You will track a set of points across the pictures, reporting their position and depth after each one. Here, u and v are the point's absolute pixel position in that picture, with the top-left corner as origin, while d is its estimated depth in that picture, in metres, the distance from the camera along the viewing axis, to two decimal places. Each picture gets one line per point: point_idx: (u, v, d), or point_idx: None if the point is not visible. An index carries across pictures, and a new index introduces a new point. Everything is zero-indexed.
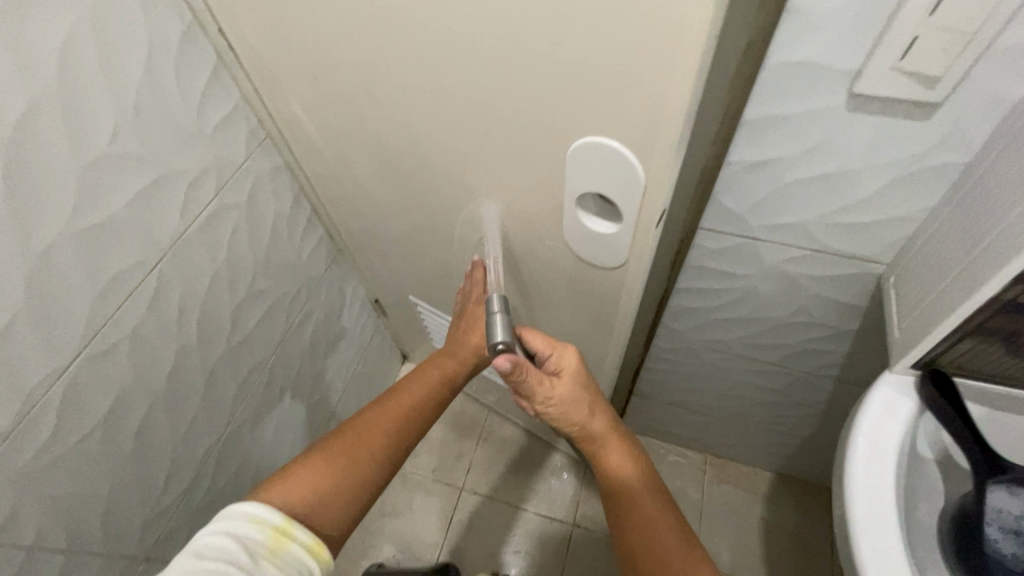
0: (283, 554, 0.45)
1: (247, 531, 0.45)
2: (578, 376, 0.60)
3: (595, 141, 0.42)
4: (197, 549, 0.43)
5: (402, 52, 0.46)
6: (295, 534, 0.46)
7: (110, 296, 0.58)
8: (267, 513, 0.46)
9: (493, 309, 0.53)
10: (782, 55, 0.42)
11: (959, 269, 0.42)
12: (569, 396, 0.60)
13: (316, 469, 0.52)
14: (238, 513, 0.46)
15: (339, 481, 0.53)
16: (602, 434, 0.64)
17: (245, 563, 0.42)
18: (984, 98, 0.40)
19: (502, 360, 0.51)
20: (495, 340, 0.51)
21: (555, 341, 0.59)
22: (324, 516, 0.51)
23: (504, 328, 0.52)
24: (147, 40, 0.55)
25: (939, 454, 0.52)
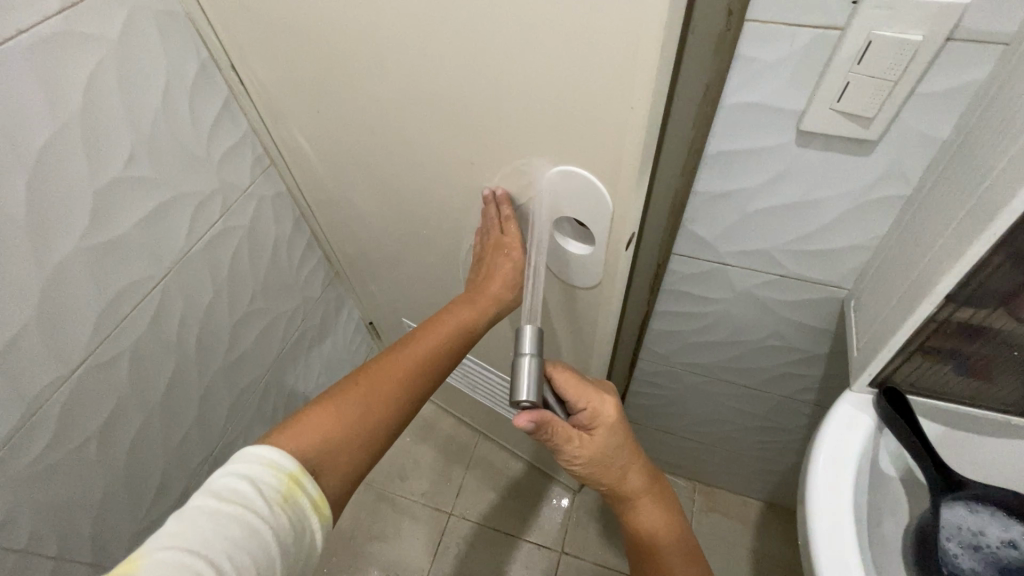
0: (294, 503, 0.44)
1: (262, 477, 0.43)
2: (611, 426, 0.58)
3: (567, 170, 0.47)
4: (214, 490, 0.42)
5: (395, 90, 0.51)
6: (305, 485, 0.45)
7: (117, 308, 0.61)
8: (282, 460, 0.45)
9: (524, 350, 0.46)
10: (735, 97, 0.47)
11: (903, 290, 0.46)
12: (598, 449, 0.58)
13: (326, 416, 0.50)
14: (254, 457, 0.44)
15: (349, 429, 0.51)
16: (635, 483, 0.63)
17: (260, 509, 0.42)
18: (916, 137, 0.44)
19: (523, 419, 0.48)
20: (518, 400, 0.46)
21: (591, 391, 0.57)
22: (334, 467, 0.49)
23: (531, 385, 0.46)
24: (166, 76, 0.60)
25: (901, 471, 0.52)
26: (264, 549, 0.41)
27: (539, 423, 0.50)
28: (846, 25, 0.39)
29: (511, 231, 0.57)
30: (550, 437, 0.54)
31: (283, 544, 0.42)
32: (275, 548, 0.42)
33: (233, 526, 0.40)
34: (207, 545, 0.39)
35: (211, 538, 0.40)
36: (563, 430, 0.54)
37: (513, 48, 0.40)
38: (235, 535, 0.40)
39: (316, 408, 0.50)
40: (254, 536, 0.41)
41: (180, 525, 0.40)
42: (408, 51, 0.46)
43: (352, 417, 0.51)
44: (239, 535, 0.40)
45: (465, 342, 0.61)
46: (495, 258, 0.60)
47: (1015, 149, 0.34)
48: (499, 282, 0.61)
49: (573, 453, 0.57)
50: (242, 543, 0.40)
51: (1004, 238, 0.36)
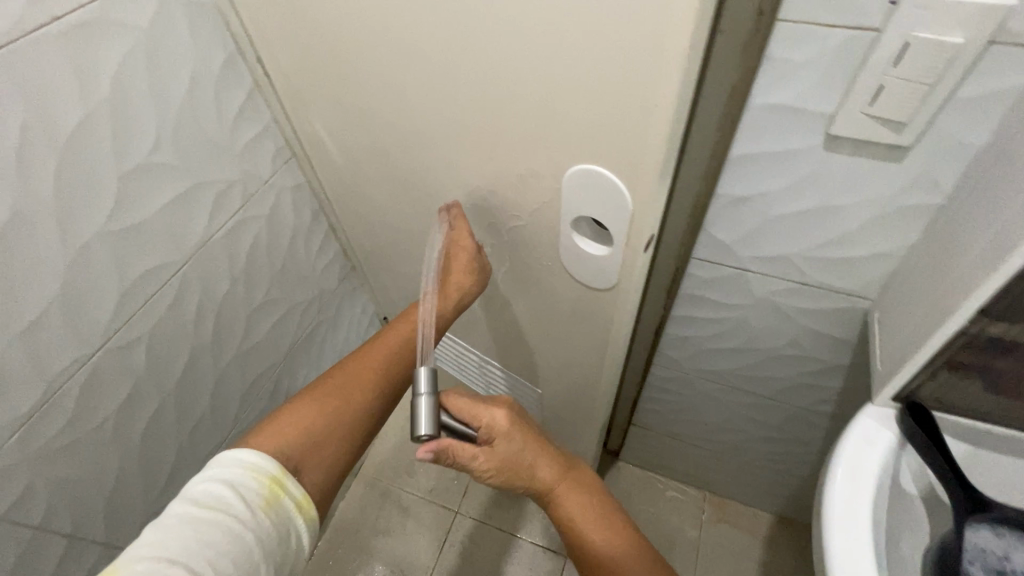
0: (277, 504, 0.47)
1: (243, 481, 0.47)
2: (511, 431, 0.59)
3: (587, 169, 0.46)
4: (194, 497, 0.44)
5: (417, 85, 0.51)
6: (287, 486, 0.49)
7: (136, 292, 0.62)
8: (262, 463, 0.48)
9: (419, 391, 0.51)
10: (762, 98, 0.46)
11: (933, 302, 0.44)
12: (508, 458, 0.59)
13: (306, 412, 0.57)
14: (232, 462, 0.48)
15: (329, 422, 0.57)
16: (553, 482, 0.63)
17: (242, 512, 0.44)
18: (952, 143, 0.43)
19: (423, 451, 0.52)
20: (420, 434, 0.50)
21: (478, 403, 0.58)
22: (317, 461, 0.54)
23: (429, 419, 0.51)
24: (192, 65, 0.61)
25: (924, 491, 0.50)
26: (248, 553, 0.43)
27: (441, 451, 0.52)
28: (883, 26, 0.38)
29: (462, 229, 0.62)
30: (454, 460, 0.55)
31: (268, 546, 0.45)
32: (260, 550, 0.44)
33: (215, 532, 0.43)
34: (188, 553, 0.41)
35: (192, 545, 0.41)
36: (463, 450, 0.55)
37: (536, 43, 0.40)
38: (218, 540, 0.42)
39: (296, 406, 0.57)
40: (238, 540, 0.43)
41: (158, 536, 0.42)
42: (431, 46, 0.46)
43: (330, 410, 0.58)
44: (222, 541, 0.42)
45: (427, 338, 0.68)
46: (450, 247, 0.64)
47: None
48: (457, 271, 0.64)
49: (483, 470, 0.58)
50: (225, 547, 0.42)
51: None
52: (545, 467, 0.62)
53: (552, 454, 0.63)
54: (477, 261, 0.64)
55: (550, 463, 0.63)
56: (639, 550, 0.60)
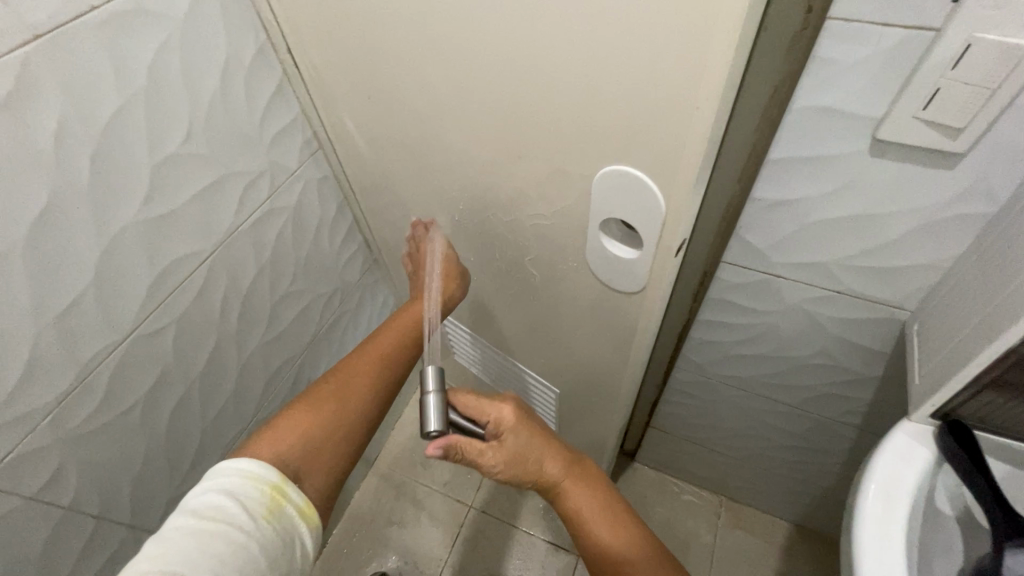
0: (279, 511, 0.48)
1: (243, 491, 0.47)
2: (518, 428, 0.59)
3: (620, 170, 0.45)
4: (194, 509, 0.45)
5: (448, 80, 0.50)
6: (289, 494, 0.49)
7: (166, 280, 0.63)
8: (262, 471, 0.49)
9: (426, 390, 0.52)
10: (806, 100, 0.44)
11: (981, 317, 0.42)
12: (516, 454, 0.59)
13: (305, 417, 0.57)
14: (231, 471, 0.48)
15: (326, 428, 0.58)
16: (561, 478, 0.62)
17: (245, 521, 0.45)
18: (1009, 152, 0.41)
19: (432, 448, 0.53)
20: (427, 430, 0.52)
21: (483, 399, 0.59)
22: (317, 467, 0.55)
23: (437, 416, 0.52)
24: (225, 56, 0.61)
25: (959, 512, 0.48)
26: (252, 561, 0.44)
27: (448, 448, 0.54)
28: (943, 27, 0.36)
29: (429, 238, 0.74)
30: (461, 455, 0.56)
31: (272, 553, 0.45)
32: (264, 558, 0.44)
33: (217, 541, 0.43)
34: (192, 564, 0.41)
35: (197, 555, 0.42)
36: (470, 445, 0.55)
37: (573, 40, 0.39)
38: (220, 550, 0.43)
39: (294, 411, 0.57)
40: (241, 549, 0.43)
41: (159, 549, 0.42)
42: (464, 41, 0.45)
43: (327, 415, 0.58)
44: (225, 550, 0.43)
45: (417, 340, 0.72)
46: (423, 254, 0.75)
47: None
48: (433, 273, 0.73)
49: (491, 466, 0.58)
50: (229, 556, 0.43)
51: None
52: (554, 464, 0.61)
53: (559, 448, 0.62)
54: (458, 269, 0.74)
55: (557, 458, 0.61)
56: (651, 555, 0.57)
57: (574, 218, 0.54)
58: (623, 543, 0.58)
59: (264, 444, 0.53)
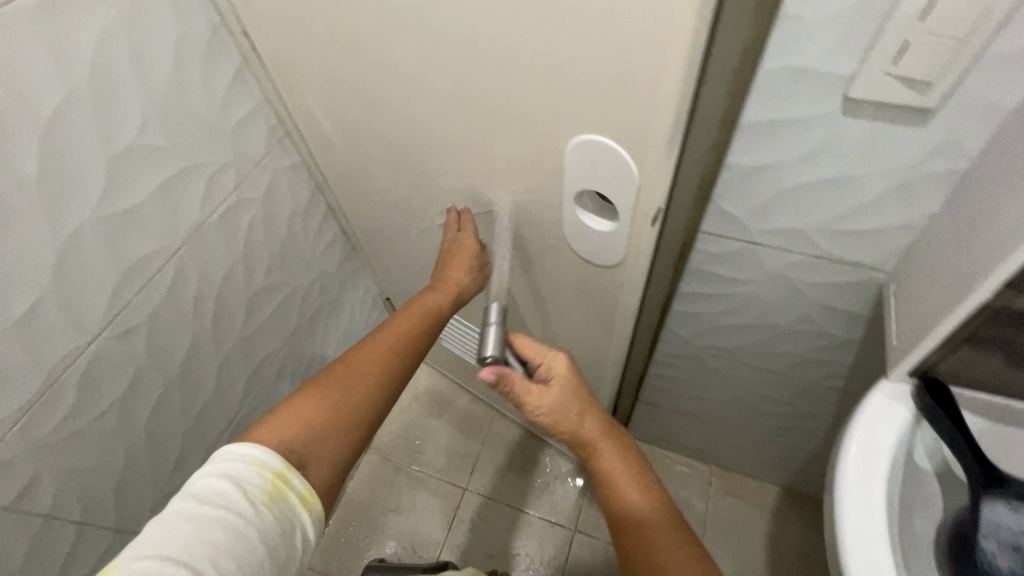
0: (281, 500, 0.45)
1: (245, 476, 0.45)
2: (571, 384, 0.58)
3: (591, 140, 0.44)
4: (195, 493, 0.43)
5: (410, 53, 0.48)
6: (292, 481, 0.46)
7: (132, 279, 0.61)
8: (266, 457, 0.46)
9: (490, 323, 0.53)
10: (776, 61, 0.43)
11: (955, 273, 0.42)
12: (558, 404, 0.57)
13: (313, 401, 0.52)
14: (235, 456, 0.45)
15: (334, 414, 0.53)
16: (595, 438, 0.61)
17: (244, 509, 0.43)
18: (980, 104, 0.40)
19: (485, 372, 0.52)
20: (484, 353, 0.53)
21: (544, 347, 0.58)
22: (324, 454, 0.51)
23: (497, 341, 0.53)
24: (175, 40, 0.58)
25: (938, 467, 0.49)
26: (250, 551, 0.42)
27: (502, 377, 0.53)
28: None
29: (470, 230, 0.64)
30: (510, 390, 0.55)
31: (271, 543, 0.43)
32: (263, 548, 0.43)
33: (216, 529, 0.41)
34: (189, 551, 0.40)
35: (193, 543, 0.40)
36: (522, 384, 0.55)
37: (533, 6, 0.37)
38: (219, 538, 0.41)
39: (301, 396, 0.53)
40: (239, 538, 0.41)
41: (158, 532, 0.41)
42: (423, 12, 0.43)
43: (337, 399, 0.54)
44: (223, 539, 0.41)
45: (435, 330, 0.64)
46: (454, 243, 0.65)
47: None
48: (460, 266, 0.64)
49: (532, 409, 0.57)
50: (226, 545, 0.41)
51: None
52: (593, 425, 0.60)
53: (598, 410, 0.61)
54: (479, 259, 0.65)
55: (595, 419, 0.60)
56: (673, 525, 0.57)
57: (550, 193, 0.53)
58: (650, 510, 0.57)
59: (271, 429, 0.49)
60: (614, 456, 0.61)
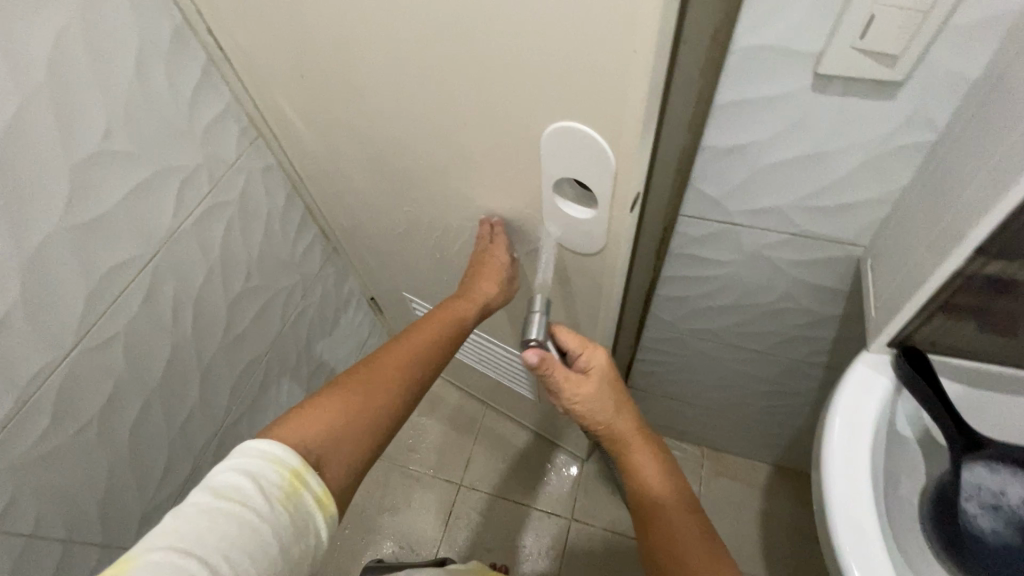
0: (296, 500, 0.44)
1: (263, 472, 0.43)
2: (608, 379, 0.58)
3: (564, 126, 0.43)
4: (213, 487, 0.42)
5: (379, 46, 0.47)
6: (308, 481, 0.45)
7: (106, 289, 0.60)
8: (285, 455, 0.45)
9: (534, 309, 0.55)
10: (745, 41, 0.43)
11: (928, 244, 0.43)
12: (594, 395, 0.57)
13: (336, 401, 0.52)
14: (255, 452, 0.44)
15: (351, 418, 0.52)
16: (627, 435, 0.60)
17: (260, 505, 0.41)
18: (945, 76, 0.41)
19: (529, 353, 0.52)
20: (528, 336, 0.54)
21: (587, 340, 0.57)
22: (339, 455, 0.50)
23: (540, 327, 0.55)
24: (137, 42, 0.57)
25: (919, 433, 0.50)
26: (263, 548, 0.40)
27: (543, 360, 0.53)
28: None
29: (501, 243, 0.62)
30: (549, 378, 0.55)
31: (283, 544, 0.42)
32: (275, 547, 0.41)
33: (231, 524, 0.40)
34: (203, 545, 0.38)
35: (208, 537, 0.39)
36: (561, 372, 0.55)
37: None
38: (232, 534, 0.40)
39: (319, 398, 0.52)
40: (253, 534, 0.40)
41: (175, 522, 0.40)
42: (389, 2, 0.42)
43: (360, 402, 0.53)
44: (237, 534, 0.40)
45: (460, 337, 0.64)
46: (484, 255, 0.63)
47: None
48: (489, 278, 0.64)
49: (567, 398, 0.57)
50: (241, 542, 0.40)
51: None
52: (626, 421, 0.60)
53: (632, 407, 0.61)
54: (507, 271, 0.64)
55: (628, 414, 0.60)
56: (696, 512, 0.57)
57: (529, 184, 0.52)
58: (678, 506, 0.57)
59: (287, 431, 0.48)
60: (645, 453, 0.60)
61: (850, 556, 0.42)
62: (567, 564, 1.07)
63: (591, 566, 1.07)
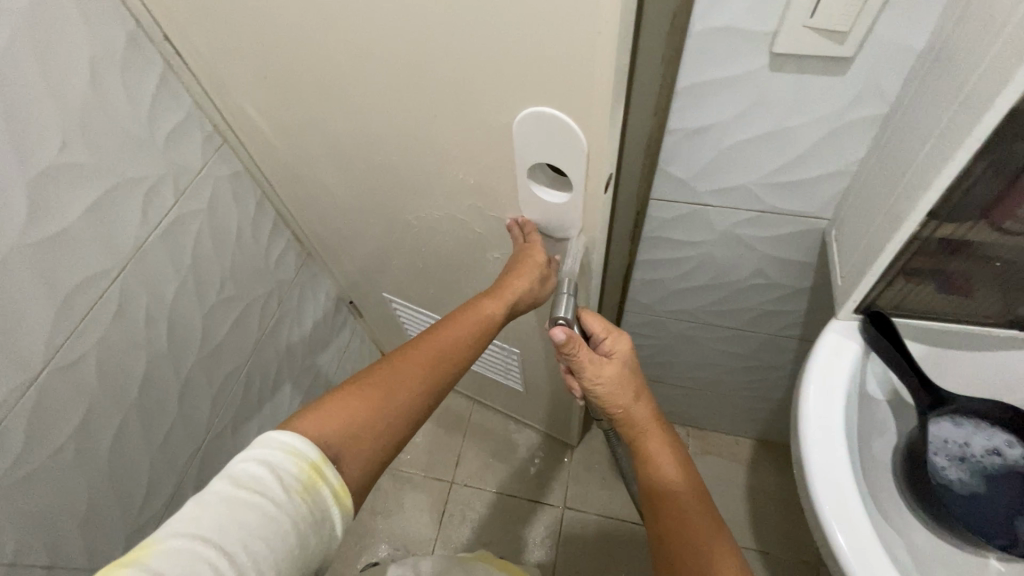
0: (315, 493, 0.42)
1: (281, 463, 0.42)
2: (628, 364, 0.59)
3: (534, 111, 0.44)
4: (233, 476, 0.40)
5: (343, 44, 0.47)
6: (327, 474, 0.43)
7: (74, 306, 0.58)
8: (305, 447, 0.43)
9: (562, 289, 0.56)
10: (704, 22, 0.45)
11: (887, 210, 0.45)
12: (615, 378, 0.58)
13: (353, 400, 0.49)
14: (275, 443, 0.43)
15: (372, 417, 0.49)
16: (644, 422, 0.60)
17: (278, 496, 0.40)
18: (892, 49, 0.43)
19: (558, 330, 0.53)
20: (557, 313, 0.55)
21: (612, 325, 0.58)
22: (359, 446, 0.47)
23: (569, 304, 0.55)
24: (89, 50, 0.55)
25: (889, 395, 0.53)
26: (281, 539, 0.39)
27: (570, 337, 0.53)
28: None
29: (537, 245, 0.57)
30: (572, 358, 0.55)
31: (300, 536, 0.40)
32: (292, 540, 0.40)
33: (249, 514, 0.39)
34: (220, 532, 0.37)
35: (226, 527, 0.38)
36: (586, 352, 0.56)
37: None
38: (250, 524, 0.38)
39: (339, 394, 0.49)
40: (271, 524, 0.39)
41: (195, 509, 0.39)
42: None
43: (377, 402, 0.50)
44: (256, 524, 0.38)
45: (486, 340, 0.59)
46: (520, 255, 0.58)
47: (1003, 37, 0.33)
48: (524, 279, 0.57)
49: (589, 379, 0.57)
50: (258, 532, 0.38)
51: (987, 140, 0.36)
52: (644, 408, 0.60)
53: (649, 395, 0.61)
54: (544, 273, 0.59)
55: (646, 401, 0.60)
56: (709, 502, 0.56)
57: (503, 174, 0.53)
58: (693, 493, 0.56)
59: (312, 421, 0.46)
60: (660, 439, 0.59)
61: (830, 514, 0.44)
62: (563, 551, 1.08)
63: (587, 552, 1.08)
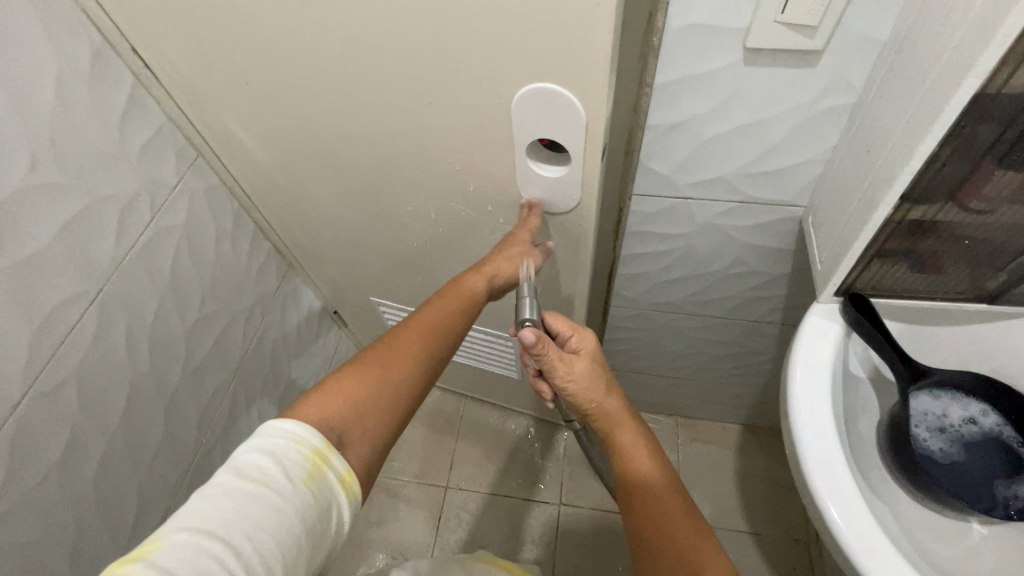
0: (321, 481, 0.42)
1: (285, 452, 0.41)
2: (595, 358, 0.60)
3: (531, 88, 0.44)
4: (236, 467, 0.40)
5: (327, 45, 0.46)
6: (332, 461, 0.43)
7: (50, 331, 0.56)
8: (307, 434, 0.43)
9: (523, 292, 0.56)
10: (680, 19, 0.46)
11: (861, 194, 0.47)
12: (585, 375, 0.58)
13: (352, 380, 0.49)
14: (278, 431, 0.42)
15: (372, 398, 0.49)
16: (616, 414, 0.60)
17: (283, 486, 0.39)
18: (858, 41, 0.45)
19: (527, 332, 0.52)
20: (522, 316, 0.54)
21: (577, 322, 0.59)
22: (363, 431, 0.47)
23: (532, 306, 0.55)
24: (55, 67, 0.54)
25: (870, 372, 0.55)
26: (288, 531, 0.38)
27: (540, 338, 0.53)
28: None
29: (528, 227, 0.59)
30: (542, 358, 0.55)
31: (307, 527, 0.40)
32: (299, 531, 0.39)
33: (256, 506, 0.38)
34: (226, 527, 0.37)
35: (232, 520, 0.37)
36: (555, 352, 0.56)
37: None
38: (256, 516, 0.38)
39: (337, 377, 0.49)
40: (278, 516, 0.38)
41: (198, 504, 0.38)
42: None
43: (381, 378, 0.50)
44: (262, 515, 0.38)
45: (469, 318, 0.60)
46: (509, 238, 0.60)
47: (965, 23, 0.35)
48: (510, 258, 0.60)
49: (560, 378, 0.58)
50: (264, 524, 0.38)
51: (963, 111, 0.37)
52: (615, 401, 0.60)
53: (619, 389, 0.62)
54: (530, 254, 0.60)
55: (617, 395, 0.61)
56: (682, 487, 0.57)
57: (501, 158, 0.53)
58: (665, 482, 0.57)
59: (316, 403, 0.46)
60: (633, 430, 0.60)
61: (823, 493, 0.46)
62: (561, 547, 1.09)
63: (585, 545, 1.09)
